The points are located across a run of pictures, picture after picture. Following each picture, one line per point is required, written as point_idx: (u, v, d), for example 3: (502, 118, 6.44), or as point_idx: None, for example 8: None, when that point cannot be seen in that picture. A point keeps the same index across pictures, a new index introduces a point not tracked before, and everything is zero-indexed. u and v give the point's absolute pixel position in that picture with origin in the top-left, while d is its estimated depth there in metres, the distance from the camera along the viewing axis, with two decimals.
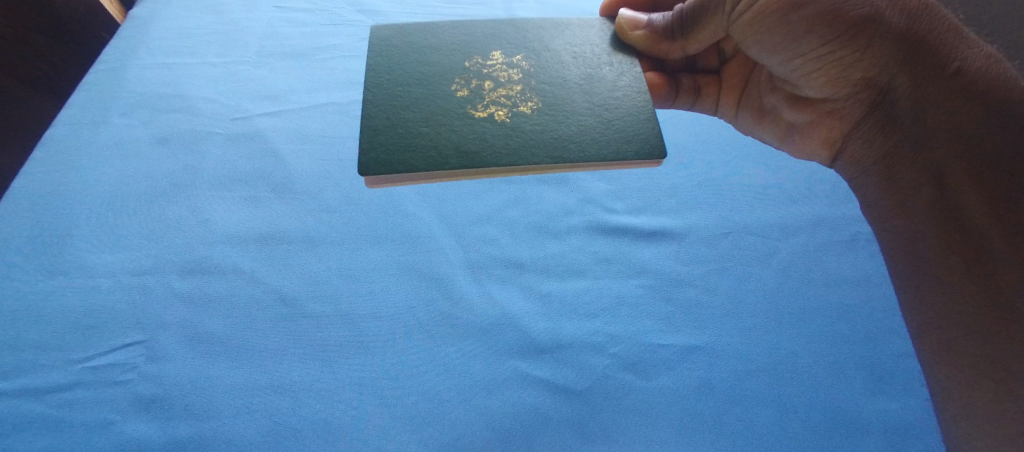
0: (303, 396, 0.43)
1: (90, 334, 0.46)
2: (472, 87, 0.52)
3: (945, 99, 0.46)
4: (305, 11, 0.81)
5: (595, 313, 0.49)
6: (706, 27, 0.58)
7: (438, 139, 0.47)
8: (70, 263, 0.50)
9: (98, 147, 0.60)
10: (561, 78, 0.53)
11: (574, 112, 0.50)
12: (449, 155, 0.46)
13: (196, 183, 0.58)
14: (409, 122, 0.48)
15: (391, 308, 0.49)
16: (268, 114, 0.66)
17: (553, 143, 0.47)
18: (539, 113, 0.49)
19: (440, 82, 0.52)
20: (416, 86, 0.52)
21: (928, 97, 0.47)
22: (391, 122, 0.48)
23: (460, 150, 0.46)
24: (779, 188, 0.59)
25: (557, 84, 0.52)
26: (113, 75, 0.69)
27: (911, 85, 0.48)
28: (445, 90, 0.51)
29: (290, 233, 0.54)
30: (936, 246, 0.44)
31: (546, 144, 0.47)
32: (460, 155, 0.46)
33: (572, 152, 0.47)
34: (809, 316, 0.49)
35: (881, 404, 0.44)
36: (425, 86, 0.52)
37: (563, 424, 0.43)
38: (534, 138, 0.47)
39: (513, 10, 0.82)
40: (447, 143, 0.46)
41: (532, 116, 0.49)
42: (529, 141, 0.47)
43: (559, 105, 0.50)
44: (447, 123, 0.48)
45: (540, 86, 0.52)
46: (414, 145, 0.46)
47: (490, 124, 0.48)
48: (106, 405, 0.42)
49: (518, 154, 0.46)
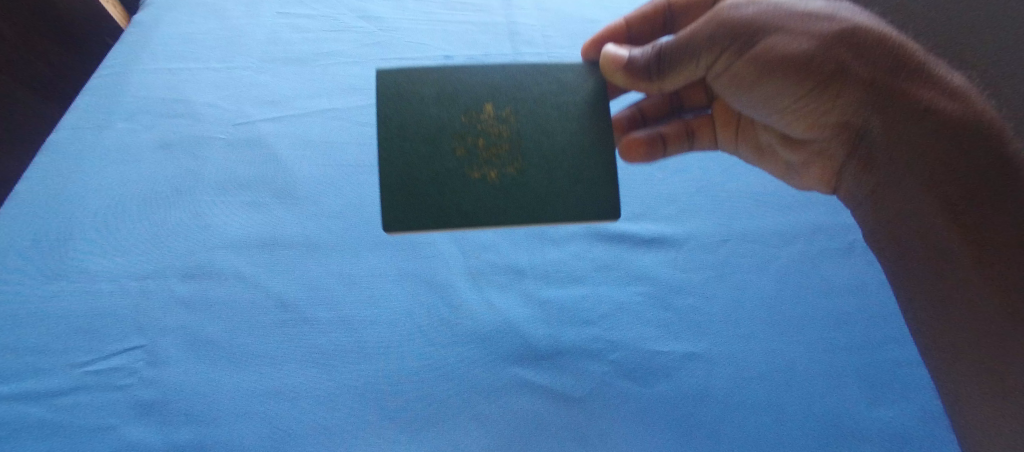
0: (302, 401, 0.44)
1: (92, 338, 0.46)
2: (453, 97, 0.48)
3: (913, 135, 0.41)
4: (309, 16, 0.82)
5: (593, 319, 0.49)
6: (683, 71, 0.50)
7: (441, 184, 0.46)
8: (72, 266, 0.51)
9: (100, 153, 0.60)
10: (544, 75, 0.50)
11: (566, 130, 0.48)
12: (458, 205, 0.45)
13: (199, 187, 0.58)
14: (407, 152, 0.46)
15: (391, 313, 0.49)
16: (271, 120, 0.66)
17: (553, 177, 0.46)
18: (525, 144, 0.47)
19: (419, 91, 0.48)
20: (394, 100, 0.48)
21: (904, 137, 0.42)
22: (387, 158, 0.46)
23: (467, 200, 0.45)
24: (777, 196, 0.60)
25: (541, 85, 0.49)
26: (118, 80, 0.69)
27: (885, 114, 0.43)
28: (427, 103, 0.48)
29: (292, 238, 0.54)
30: (934, 270, 0.40)
31: (546, 180, 0.46)
32: (470, 204, 0.45)
33: (572, 189, 0.46)
34: (807, 323, 0.49)
35: (878, 411, 0.44)
36: (399, 99, 0.48)
37: (561, 430, 0.43)
38: (532, 169, 0.46)
39: (514, 19, 0.85)
40: (451, 189, 0.46)
41: (526, 133, 0.47)
42: (529, 175, 0.46)
43: (547, 115, 0.48)
44: (445, 153, 0.47)
45: (521, 91, 0.49)
46: (420, 192, 0.45)
47: (474, 174, 0.46)
48: (106, 409, 0.43)
49: (524, 192, 0.46)
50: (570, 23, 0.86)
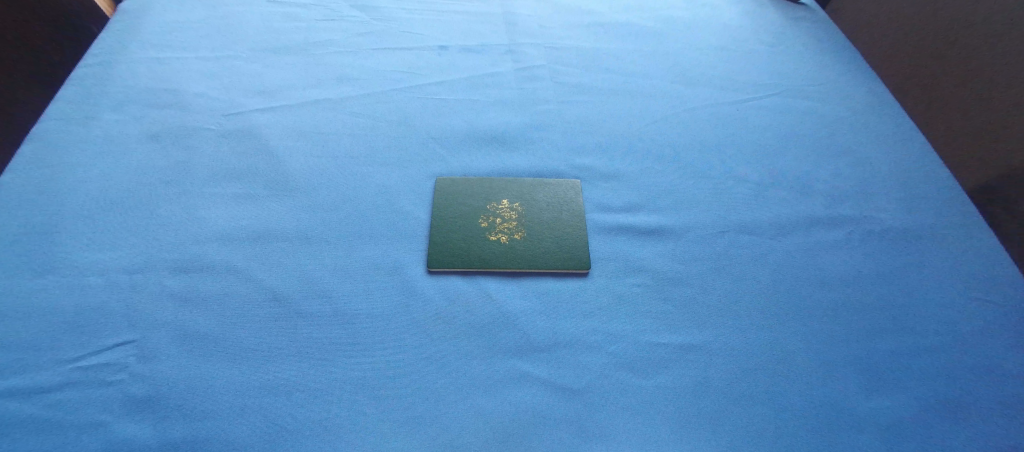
0: (298, 396, 0.43)
1: (80, 333, 0.45)
2: (480, 232, 0.54)
3: None
4: (301, 6, 0.81)
5: (592, 312, 0.49)
6: None
7: (470, 244, 0.52)
8: (60, 260, 0.49)
9: (88, 145, 0.59)
10: (554, 221, 0.55)
11: (565, 225, 0.55)
12: (483, 254, 0.52)
13: (191, 179, 0.57)
14: (448, 262, 0.51)
15: (388, 306, 0.48)
16: (264, 111, 0.65)
17: (556, 238, 0.53)
18: (535, 239, 0.53)
19: (454, 235, 0.53)
20: (436, 237, 0.53)
21: None
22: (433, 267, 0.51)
23: (490, 251, 0.52)
24: (773, 189, 0.60)
25: (552, 229, 0.54)
26: (106, 70, 0.68)
27: None
28: (459, 244, 0.52)
29: (286, 230, 0.53)
30: None
31: (549, 238, 0.53)
32: (493, 253, 0.52)
33: (572, 240, 0.53)
34: (805, 315, 0.49)
35: (876, 401, 0.44)
36: (437, 239, 0.53)
37: (561, 424, 0.42)
38: (538, 233, 0.54)
39: (509, 11, 0.84)
40: (476, 245, 0.52)
41: (538, 247, 0.52)
42: (535, 239, 0.53)
43: (555, 242, 0.53)
44: (474, 261, 0.51)
45: (536, 235, 0.54)
46: (455, 258, 0.51)
47: (493, 239, 0.53)
48: (96, 405, 0.42)
49: (534, 246, 0.53)
50: (566, 16, 0.85)
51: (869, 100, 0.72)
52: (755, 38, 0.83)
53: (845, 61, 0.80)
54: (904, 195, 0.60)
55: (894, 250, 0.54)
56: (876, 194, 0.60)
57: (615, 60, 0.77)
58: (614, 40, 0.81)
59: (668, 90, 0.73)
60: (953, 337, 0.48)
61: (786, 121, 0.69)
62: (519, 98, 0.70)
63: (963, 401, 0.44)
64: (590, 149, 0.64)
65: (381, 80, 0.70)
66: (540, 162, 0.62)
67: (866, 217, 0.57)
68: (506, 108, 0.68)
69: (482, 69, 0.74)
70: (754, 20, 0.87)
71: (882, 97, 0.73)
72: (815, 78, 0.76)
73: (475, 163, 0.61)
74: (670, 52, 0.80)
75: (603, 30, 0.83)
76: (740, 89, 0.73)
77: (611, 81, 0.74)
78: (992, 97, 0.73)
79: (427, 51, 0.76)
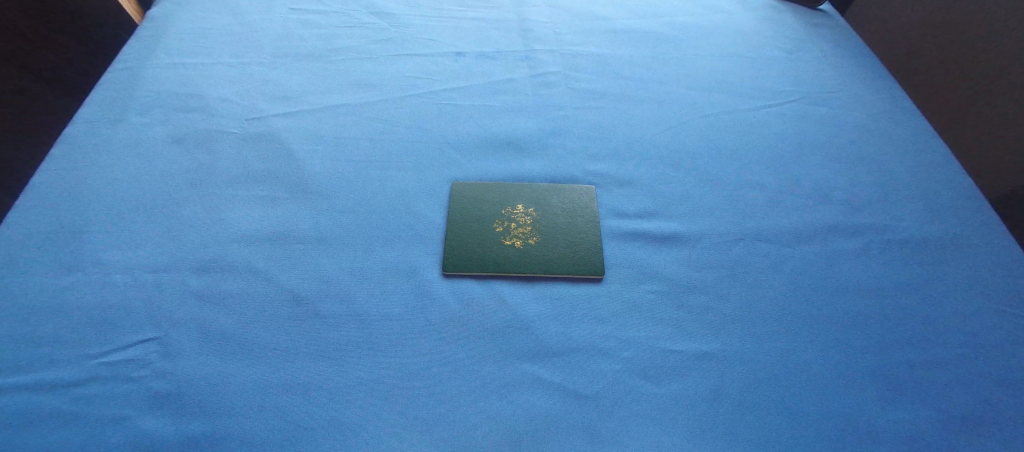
0: (314, 394, 0.44)
1: (105, 330, 0.46)
2: (495, 236, 0.54)
3: None
4: (321, 12, 0.83)
5: (605, 318, 0.49)
6: None
7: (485, 248, 0.53)
8: (87, 258, 0.51)
9: (115, 147, 0.61)
10: (568, 226, 0.55)
11: (579, 231, 0.55)
12: (498, 258, 0.52)
13: (213, 181, 0.59)
14: (464, 266, 0.51)
15: (402, 308, 0.49)
16: (284, 115, 0.66)
17: (570, 244, 0.54)
18: (549, 243, 0.54)
19: (470, 238, 0.54)
20: (452, 241, 0.54)
21: None
22: (449, 269, 0.51)
23: (505, 256, 0.52)
24: (789, 197, 0.60)
25: (565, 235, 0.54)
26: (133, 75, 0.70)
27: None
28: (474, 247, 0.53)
29: (305, 232, 0.54)
30: None
31: (563, 243, 0.54)
32: (507, 257, 0.52)
33: (586, 246, 0.54)
34: (821, 324, 0.49)
35: (895, 413, 0.44)
36: (454, 243, 0.53)
37: (573, 429, 0.42)
38: (551, 239, 0.54)
39: (524, 18, 0.85)
40: (491, 249, 0.53)
41: (551, 252, 0.53)
42: (549, 244, 0.54)
43: (568, 247, 0.53)
44: (489, 265, 0.52)
45: (549, 240, 0.54)
46: (472, 261, 0.52)
47: (507, 243, 0.53)
48: (119, 400, 0.43)
49: (547, 251, 0.53)
50: (581, 22, 0.85)
51: (888, 108, 0.72)
52: (770, 45, 0.83)
53: (864, 68, 0.79)
54: (923, 203, 0.59)
55: (914, 259, 0.54)
56: (895, 202, 0.59)
57: (629, 67, 0.77)
58: (629, 47, 0.81)
59: (683, 97, 0.73)
60: (975, 348, 0.47)
61: (803, 128, 0.68)
62: (533, 104, 0.70)
63: (985, 414, 0.44)
64: (604, 155, 0.64)
65: (397, 86, 0.72)
66: (554, 167, 0.62)
67: (885, 225, 0.56)
68: (521, 114, 0.69)
69: (497, 75, 0.74)
70: (769, 27, 0.87)
71: (902, 104, 0.72)
72: (832, 85, 0.75)
73: (490, 168, 0.62)
74: (685, 59, 0.80)
75: (618, 37, 0.83)
76: (755, 96, 0.73)
77: (625, 87, 0.74)
78: (999, 110, 0.79)
79: (443, 57, 0.77)
